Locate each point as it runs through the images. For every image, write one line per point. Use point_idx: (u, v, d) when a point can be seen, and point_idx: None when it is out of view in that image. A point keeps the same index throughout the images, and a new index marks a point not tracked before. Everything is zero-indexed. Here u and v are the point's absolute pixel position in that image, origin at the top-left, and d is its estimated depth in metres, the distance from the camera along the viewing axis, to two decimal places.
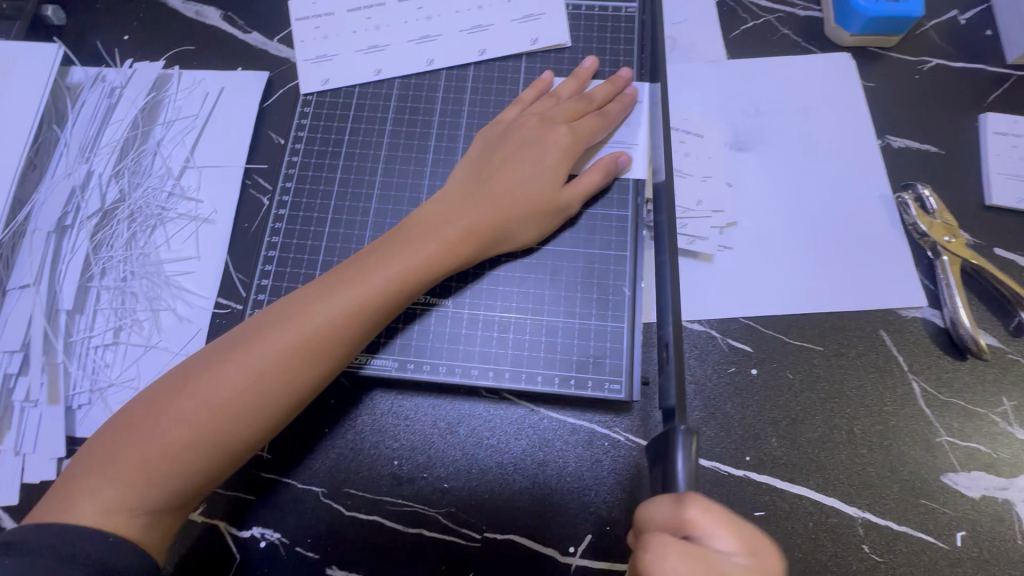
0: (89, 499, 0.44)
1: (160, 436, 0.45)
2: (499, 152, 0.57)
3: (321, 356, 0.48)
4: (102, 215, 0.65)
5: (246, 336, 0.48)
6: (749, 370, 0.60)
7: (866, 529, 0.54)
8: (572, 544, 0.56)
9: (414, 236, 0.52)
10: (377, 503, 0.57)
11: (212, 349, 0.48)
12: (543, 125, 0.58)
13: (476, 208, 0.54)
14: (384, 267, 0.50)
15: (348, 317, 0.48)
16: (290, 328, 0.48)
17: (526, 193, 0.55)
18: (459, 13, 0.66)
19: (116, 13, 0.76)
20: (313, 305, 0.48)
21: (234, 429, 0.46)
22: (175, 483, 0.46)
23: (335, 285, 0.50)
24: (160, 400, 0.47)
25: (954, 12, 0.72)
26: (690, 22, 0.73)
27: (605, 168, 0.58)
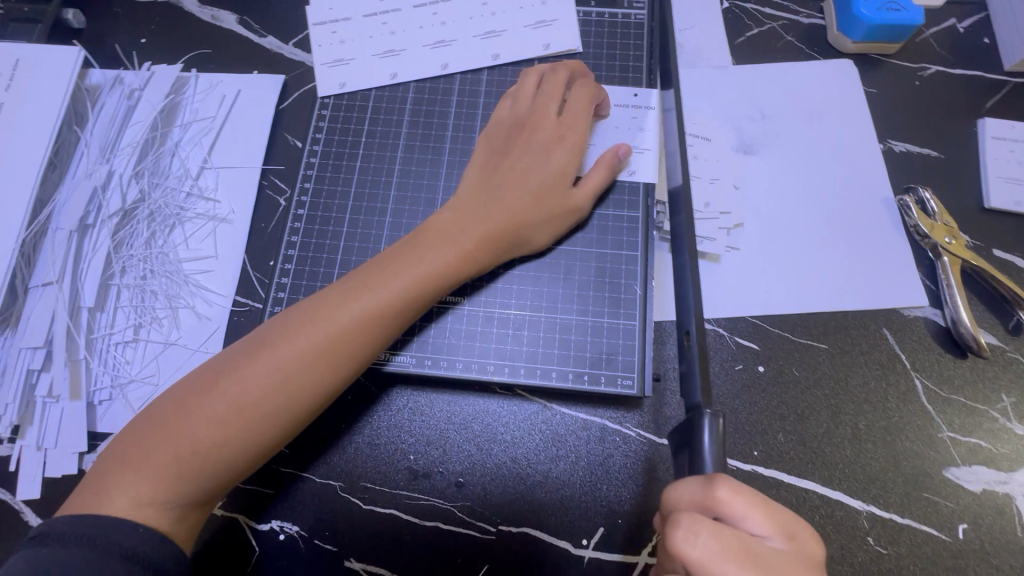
0: (121, 493, 0.45)
1: (189, 434, 0.47)
2: (513, 155, 0.58)
3: (346, 357, 0.49)
4: (122, 214, 0.67)
5: (273, 337, 0.49)
6: (756, 367, 0.61)
7: (871, 522, 0.56)
8: (584, 537, 0.57)
9: (433, 239, 0.53)
10: (394, 497, 0.59)
11: (239, 349, 0.49)
12: (557, 128, 0.59)
13: (493, 211, 0.55)
14: (405, 270, 0.51)
15: (372, 319, 0.50)
16: (315, 329, 0.49)
17: (540, 196, 0.56)
18: (472, 19, 0.67)
19: (134, 17, 0.77)
20: (338, 307, 0.50)
21: (261, 427, 0.47)
22: (205, 479, 0.47)
23: (358, 286, 0.51)
24: (189, 398, 0.48)
25: (954, 20, 0.74)
26: (697, 28, 0.75)
27: (608, 164, 0.59)
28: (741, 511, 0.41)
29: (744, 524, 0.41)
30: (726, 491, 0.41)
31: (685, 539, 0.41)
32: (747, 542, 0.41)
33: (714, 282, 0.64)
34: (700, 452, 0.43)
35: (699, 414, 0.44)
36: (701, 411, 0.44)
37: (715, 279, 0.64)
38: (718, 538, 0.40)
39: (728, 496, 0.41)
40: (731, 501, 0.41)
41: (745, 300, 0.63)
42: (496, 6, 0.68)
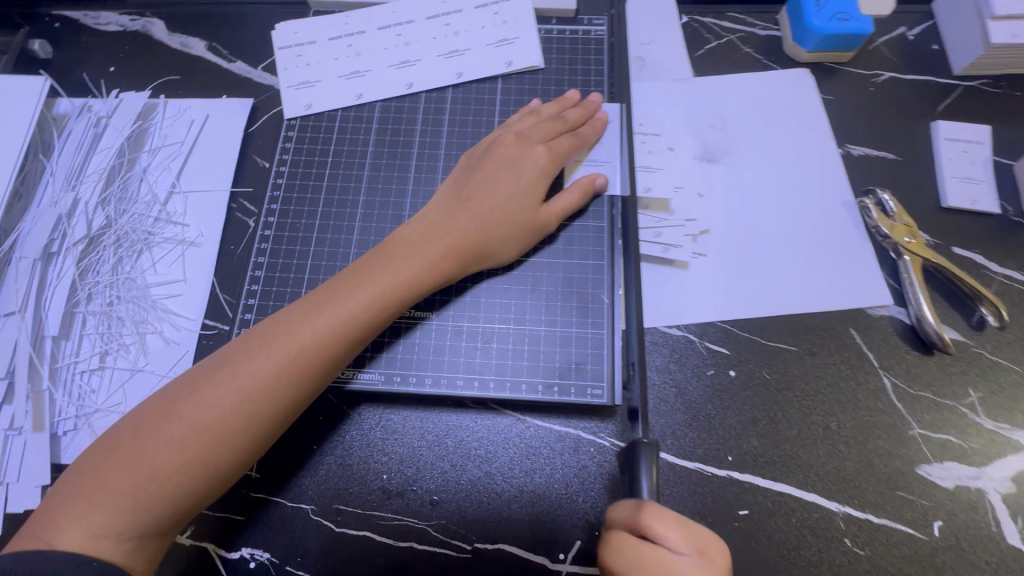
0: (76, 526, 0.44)
1: (148, 460, 0.45)
2: (478, 172, 0.58)
3: (308, 375, 0.48)
4: (89, 241, 0.66)
5: (233, 357, 0.48)
6: (727, 371, 0.61)
7: (847, 523, 0.56)
8: (561, 552, 0.56)
9: (397, 253, 0.53)
10: (367, 518, 0.58)
11: (199, 370, 0.49)
12: (521, 145, 0.59)
13: (458, 224, 0.55)
14: (368, 285, 0.51)
15: (333, 335, 0.49)
16: (275, 349, 0.48)
17: (506, 212, 0.56)
18: (436, 39, 0.69)
19: (103, 47, 0.78)
20: (298, 325, 0.49)
21: (222, 450, 0.46)
22: (164, 505, 0.46)
23: (321, 304, 0.50)
24: (147, 423, 0.47)
25: (903, 28, 0.76)
26: (657, 42, 0.77)
27: (581, 187, 0.59)
28: (663, 534, 0.42)
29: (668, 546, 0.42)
30: (650, 515, 0.42)
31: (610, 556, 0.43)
32: (669, 562, 0.42)
33: (683, 288, 0.65)
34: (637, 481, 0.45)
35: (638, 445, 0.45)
36: (641, 440, 0.45)
37: (683, 285, 0.65)
38: (638, 558, 0.42)
39: (651, 520, 0.42)
40: (655, 525, 0.42)
41: (714, 306, 0.64)
42: (459, 26, 0.69)
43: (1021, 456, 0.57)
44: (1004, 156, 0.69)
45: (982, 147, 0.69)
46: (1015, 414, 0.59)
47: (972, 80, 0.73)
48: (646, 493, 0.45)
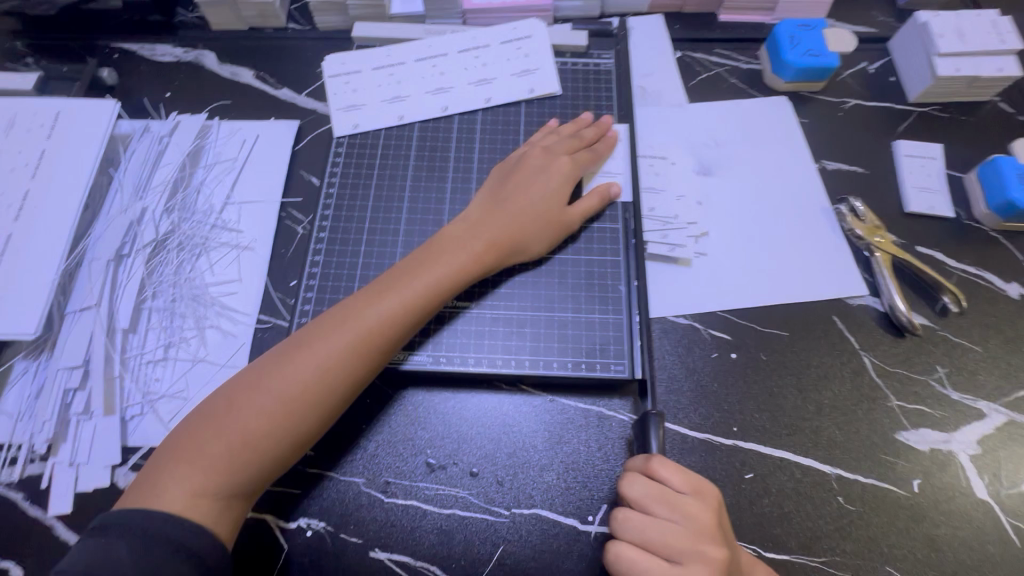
0: (176, 486, 0.50)
1: (239, 427, 0.52)
2: (511, 180, 0.68)
3: (375, 352, 0.56)
4: (155, 244, 0.73)
5: (309, 337, 0.56)
6: (729, 354, 0.70)
7: (839, 483, 0.63)
8: (590, 515, 0.63)
9: (445, 248, 0.62)
10: (414, 489, 0.64)
11: (279, 350, 0.56)
12: (547, 158, 0.69)
13: (497, 223, 0.64)
14: (422, 275, 0.59)
15: (396, 317, 0.57)
16: (346, 330, 0.56)
17: (537, 214, 0.65)
18: (467, 69, 0.79)
19: (160, 75, 0.87)
20: (365, 309, 0.57)
21: (303, 417, 0.53)
22: (252, 467, 0.52)
23: (382, 291, 0.58)
24: (237, 396, 0.54)
25: (865, 63, 0.89)
26: (656, 73, 0.88)
27: (600, 193, 0.69)
28: (667, 476, 0.55)
29: (670, 484, 0.55)
30: (657, 461, 0.56)
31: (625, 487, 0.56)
32: (672, 495, 0.55)
33: (688, 283, 0.73)
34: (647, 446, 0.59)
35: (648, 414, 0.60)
36: (649, 416, 0.59)
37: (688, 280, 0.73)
38: (648, 486, 0.55)
39: (658, 465, 0.56)
40: (661, 467, 0.56)
41: (715, 297, 0.72)
42: (487, 58, 0.79)
43: (983, 423, 0.66)
44: (955, 170, 0.81)
45: (936, 162, 0.81)
46: (977, 387, 0.68)
47: (925, 107, 0.86)
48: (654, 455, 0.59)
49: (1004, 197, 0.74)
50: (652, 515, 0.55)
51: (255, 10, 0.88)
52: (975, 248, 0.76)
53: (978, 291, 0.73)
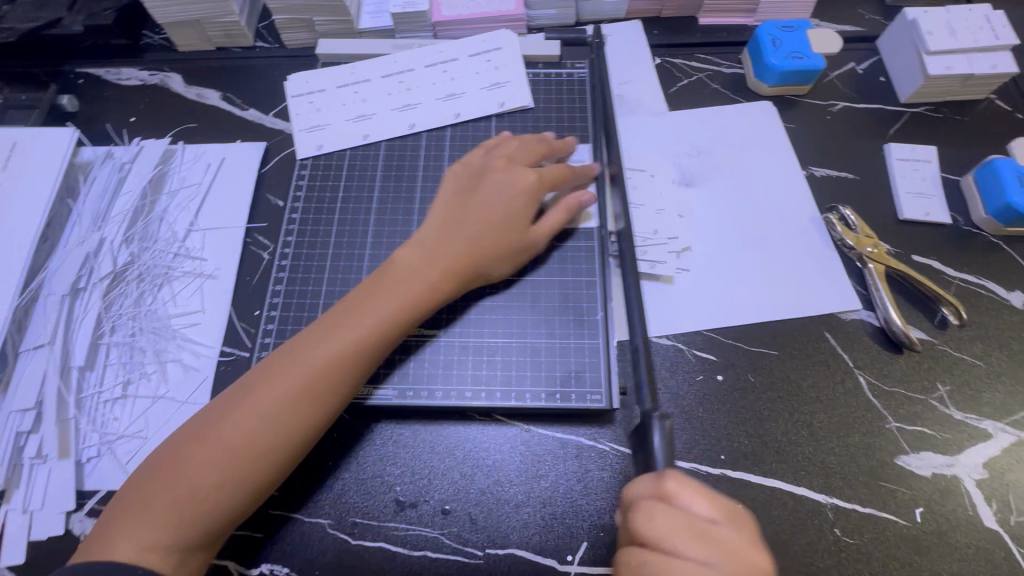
0: (124, 545, 0.47)
1: (188, 480, 0.49)
2: (471, 194, 0.64)
3: (332, 392, 0.53)
4: (113, 276, 0.71)
5: (260, 379, 0.52)
6: (715, 376, 0.66)
7: (836, 513, 0.59)
8: (569, 553, 0.59)
9: (401, 275, 0.58)
10: (383, 530, 0.60)
11: (230, 394, 0.53)
12: (509, 167, 0.65)
13: (456, 243, 0.60)
14: (377, 306, 0.56)
15: (349, 356, 0.54)
16: (299, 370, 0.52)
17: (500, 230, 0.62)
18: (435, 84, 0.76)
19: (125, 99, 0.85)
20: (317, 346, 0.54)
21: (255, 470, 0.50)
22: (204, 525, 0.49)
23: (335, 326, 0.55)
24: (185, 446, 0.50)
25: (853, 64, 0.85)
26: (634, 81, 0.85)
27: (568, 206, 0.66)
28: (691, 500, 0.47)
29: (695, 509, 0.47)
30: (673, 483, 0.48)
31: (644, 528, 0.46)
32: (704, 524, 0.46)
33: (670, 301, 0.70)
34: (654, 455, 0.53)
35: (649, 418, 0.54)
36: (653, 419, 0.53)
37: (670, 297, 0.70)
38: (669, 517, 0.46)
39: (676, 487, 0.47)
40: (678, 488, 0.48)
41: (700, 316, 0.69)
42: (455, 72, 0.76)
43: (990, 444, 0.62)
44: (951, 173, 0.77)
45: (930, 165, 0.77)
46: (981, 405, 0.64)
47: (917, 107, 0.82)
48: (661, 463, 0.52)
49: (1003, 201, 0.70)
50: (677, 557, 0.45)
51: (219, 30, 0.86)
52: (974, 255, 0.72)
53: (980, 301, 0.69)
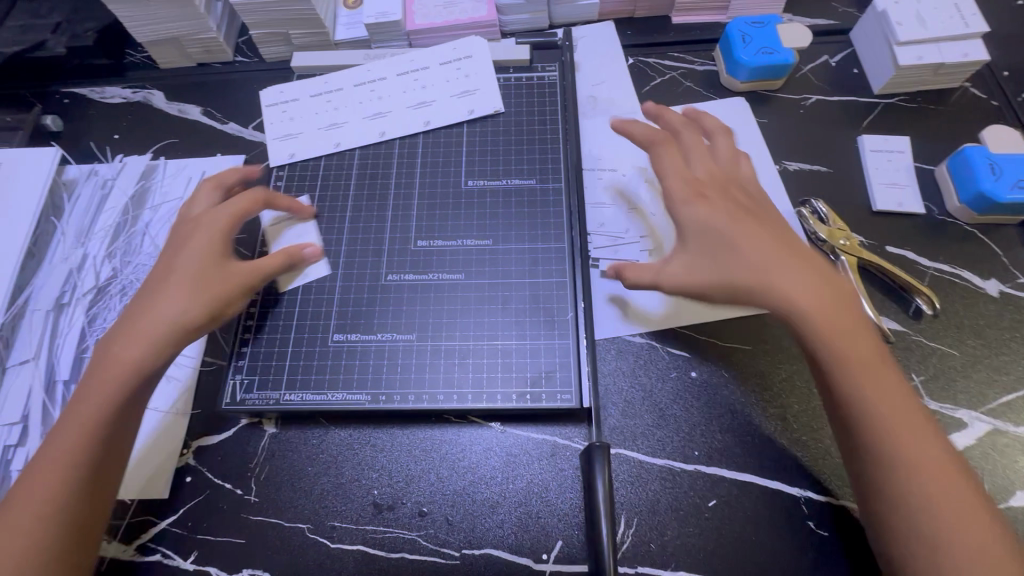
0: None
1: (22, 509, 0.51)
2: (184, 241, 0.63)
3: (90, 440, 0.54)
4: (96, 291, 0.72)
5: (78, 414, 0.55)
6: (689, 373, 0.66)
7: (810, 507, 0.59)
8: (544, 552, 0.59)
9: (133, 326, 0.59)
10: (361, 532, 0.61)
11: (62, 425, 0.55)
12: (207, 215, 0.65)
13: (170, 291, 0.60)
14: (113, 358, 0.58)
15: (107, 404, 0.56)
16: (69, 417, 0.55)
17: (193, 279, 0.60)
18: (406, 93, 0.79)
19: (108, 117, 0.87)
20: (104, 385, 0.57)
21: (72, 494, 0.53)
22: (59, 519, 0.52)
23: (86, 381, 0.57)
24: (27, 475, 0.53)
25: (826, 57, 0.85)
26: (608, 81, 0.85)
27: (277, 259, 0.65)
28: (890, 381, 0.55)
29: (892, 386, 0.55)
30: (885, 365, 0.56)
31: (849, 419, 0.54)
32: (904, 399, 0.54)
33: (646, 298, 0.70)
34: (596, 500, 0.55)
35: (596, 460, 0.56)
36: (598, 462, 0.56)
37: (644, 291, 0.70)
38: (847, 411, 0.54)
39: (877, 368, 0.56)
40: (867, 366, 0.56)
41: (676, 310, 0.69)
42: (426, 81, 0.79)
43: (964, 433, 0.62)
44: (924, 162, 0.77)
45: (903, 155, 0.77)
46: (956, 395, 0.64)
47: (890, 98, 0.82)
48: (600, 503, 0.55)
49: (975, 189, 0.69)
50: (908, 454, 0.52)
51: (199, 46, 0.87)
52: (948, 244, 0.72)
53: (954, 290, 0.69)
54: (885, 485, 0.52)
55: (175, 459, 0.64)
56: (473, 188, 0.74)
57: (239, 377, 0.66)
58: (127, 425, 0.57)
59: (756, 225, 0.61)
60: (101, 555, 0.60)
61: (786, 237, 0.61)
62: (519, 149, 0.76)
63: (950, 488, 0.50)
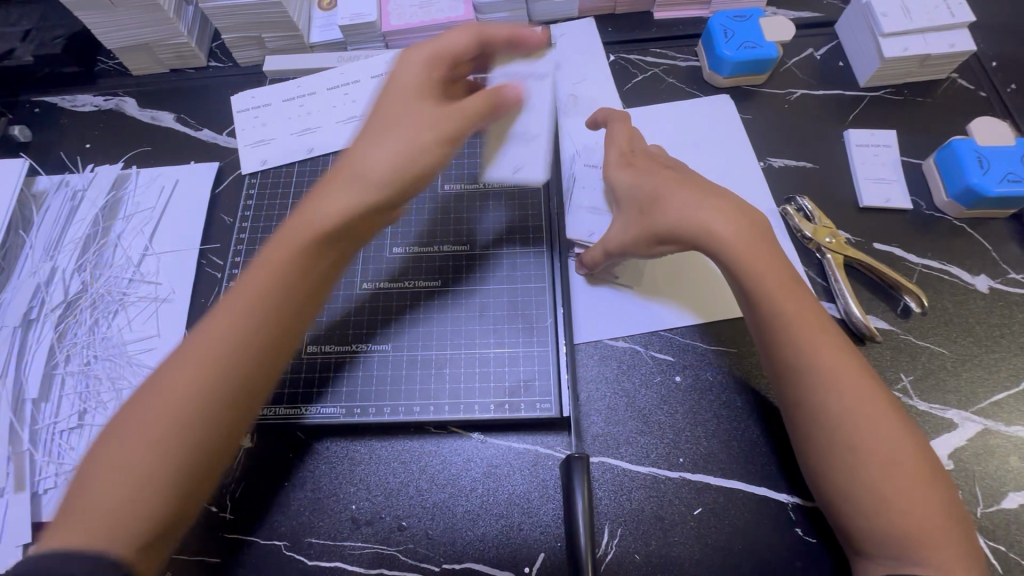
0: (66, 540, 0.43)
1: (122, 472, 0.45)
2: (382, 115, 0.54)
3: (226, 388, 0.48)
4: (66, 306, 0.71)
5: (162, 375, 0.48)
6: (673, 377, 0.64)
7: (798, 513, 0.58)
8: (526, 565, 0.58)
9: (267, 262, 0.51)
10: (339, 549, 0.59)
11: (137, 396, 0.48)
12: (405, 100, 0.54)
13: (318, 204, 0.52)
14: (236, 304, 0.50)
15: (234, 355, 0.49)
16: (197, 368, 0.48)
17: (386, 173, 0.52)
18: (379, 96, 0.78)
19: (79, 126, 0.85)
20: (218, 336, 0.49)
21: (155, 488, 0.45)
22: (149, 496, 0.45)
23: (200, 333, 0.49)
24: (105, 449, 0.46)
25: (811, 50, 0.84)
26: (589, 80, 0.83)
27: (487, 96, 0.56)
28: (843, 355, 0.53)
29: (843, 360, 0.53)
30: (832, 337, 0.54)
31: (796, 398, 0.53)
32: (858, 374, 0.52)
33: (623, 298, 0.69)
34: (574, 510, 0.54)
35: (573, 471, 0.55)
36: (573, 470, 0.55)
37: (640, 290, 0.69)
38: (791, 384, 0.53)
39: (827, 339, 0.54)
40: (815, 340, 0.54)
41: (670, 308, 0.68)
42: None
43: (955, 434, 0.60)
44: (911, 157, 0.75)
45: (890, 149, 0.75)
46: (946, 394, 0.62)
47: (877, 91, 0.80)
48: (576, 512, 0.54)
49: (963, 183, 0.68)
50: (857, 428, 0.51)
51: (171, 52, 0.84)
52: (937, 240, 0.70)
53: (943, 287, 0.67)
54: (838, 467, 0.50)
55: None
56: (451, 193, 0.73)
57: None
58: (256, 372, 0.50)
59: (724, 221, 0.56)
60: None
61: (756, 234, 0.57)
62: None
63: (921, 488, 0.48)
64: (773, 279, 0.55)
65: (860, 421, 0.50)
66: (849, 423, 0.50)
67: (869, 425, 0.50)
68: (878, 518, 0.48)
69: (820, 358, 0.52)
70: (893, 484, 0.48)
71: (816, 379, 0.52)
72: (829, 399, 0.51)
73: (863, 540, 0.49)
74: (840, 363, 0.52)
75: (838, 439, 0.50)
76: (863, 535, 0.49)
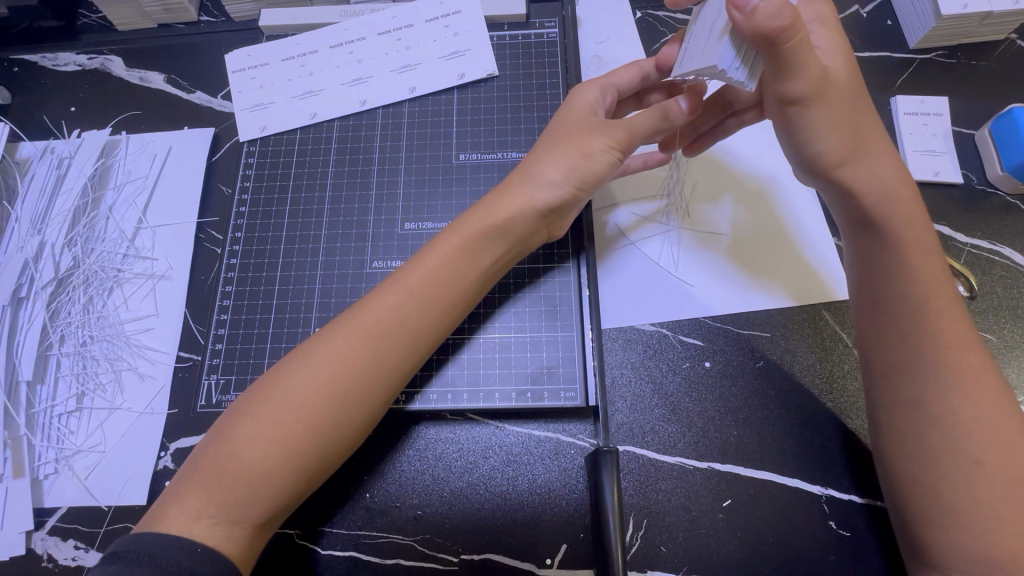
0: (181, 514, 0.46)
1: (242, 464, 0.47)
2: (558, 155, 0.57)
3: (350, 394, 0.50)
4: (57, 283, 0.67)
5: (289, 372, 0.50)
6: (703, 363, 0.61)
7: (832, 505, 0.55)
8: (547, 556, 0.56)
9: (380, 289, 0.54)
10: (353, 538, 0.57)
11: (258, 387, 0.51)
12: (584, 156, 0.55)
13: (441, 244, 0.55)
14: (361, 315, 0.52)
15: (344, 360, 0.50)
16: (320, 372, 0.50)
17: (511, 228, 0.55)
18: (388, 55, 0.71)
19: (62, 87, 0.78)
20: (325, 343, 0.51)
21: (292, 467, 0.48)
22: (284, 480, 0.47)
23: (337, 330, 0.52)
24: (232, 431, 0.49)
25: (856, 7, 0.77)
26: (614, 39, 0.76)
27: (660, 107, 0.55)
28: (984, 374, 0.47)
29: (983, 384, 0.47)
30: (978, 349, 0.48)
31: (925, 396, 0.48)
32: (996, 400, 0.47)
33: (636, 280, 0.65)
34: (603, 501, 0.51)
35: (603, 467, 0.52)
36: (606, 465, 0.52)
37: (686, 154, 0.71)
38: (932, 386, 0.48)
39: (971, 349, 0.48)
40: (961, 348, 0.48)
41: (698, 220, 0.67)
42: (410, 40, 0.71)
43: None
44: (963, 127, 0.70)
45: (940, 119, 0.69)
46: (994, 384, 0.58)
47: (927, 53, 0.73)
48: (609, 509, 0.51)
49: None
50: (983, 448, 0.46)
51: (158, 5, 0.77)
52: (988, 218, 0.65)
53: (993, 269, 0.63)
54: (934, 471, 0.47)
55: (150, 463, 0.60)
56: (466, 163, 0.68)
57: (214, 378, 0.61)
58: (376, 379, 0.51)
59: None
60: (78, 565, 0.57)
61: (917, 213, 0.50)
62: (514, 118, 0.69)
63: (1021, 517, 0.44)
64: (928, 246, 0.50)
65: (987, 439, 0.46)
66: (986, 440, 0.46)
67: (999, 439, 0.46)
68: (981, 542, 0.45)
69: (972, 362, 0.47)
70: (1010, 511, 0.44)
71: (960, 377, 0.47)
72: (957, 402, 0.47)
73: (937, 556, 0.46)
74: (991, 374, 0.47)
75: (963, 453, 0.46)
76: (938, 549, 0.46)
